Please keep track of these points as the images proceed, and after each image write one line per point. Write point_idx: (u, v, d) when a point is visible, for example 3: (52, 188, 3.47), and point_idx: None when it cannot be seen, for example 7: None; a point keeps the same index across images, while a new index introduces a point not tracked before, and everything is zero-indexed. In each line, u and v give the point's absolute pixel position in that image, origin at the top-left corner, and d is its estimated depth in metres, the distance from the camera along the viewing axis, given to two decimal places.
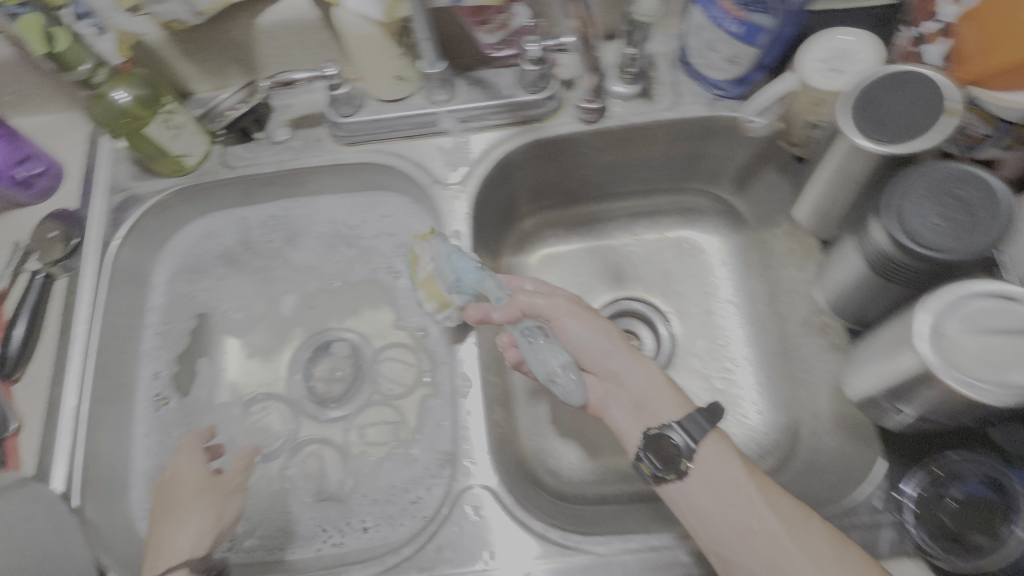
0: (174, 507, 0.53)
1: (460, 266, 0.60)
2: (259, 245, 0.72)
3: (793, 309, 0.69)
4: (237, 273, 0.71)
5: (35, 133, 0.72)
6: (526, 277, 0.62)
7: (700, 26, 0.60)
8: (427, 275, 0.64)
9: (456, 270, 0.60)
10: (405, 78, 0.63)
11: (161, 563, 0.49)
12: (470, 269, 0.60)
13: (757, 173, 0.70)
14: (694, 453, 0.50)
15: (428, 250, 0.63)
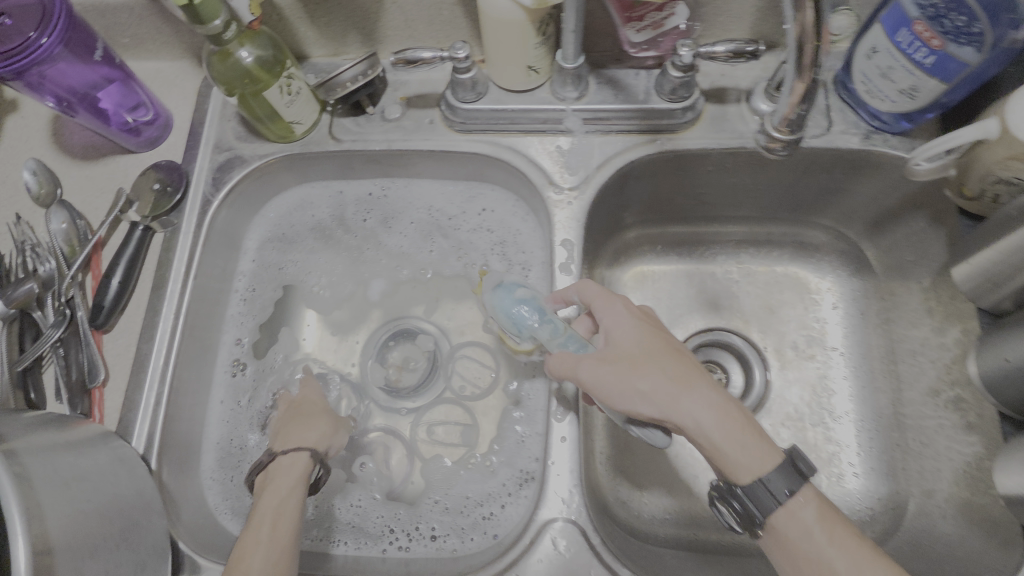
0: (304, 412, 0.58)
1: (513, 318, 0.55)
2: (352, 222, 0.69)
3: (920, 374, 0.63)
4: (327, 248, 0.69)
5: (146, 78, 0.70)
6: (570, 289, 0.54)
7: (878, 49, 0.53)
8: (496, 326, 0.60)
9: (510, 323, 0.56)
10: (537, 70, 0.59)
11: (290, 442, 0.54)
12: (522, 319, 0.55)
13: (901, 217, 0.63)
14: (766, 521, 0.44)
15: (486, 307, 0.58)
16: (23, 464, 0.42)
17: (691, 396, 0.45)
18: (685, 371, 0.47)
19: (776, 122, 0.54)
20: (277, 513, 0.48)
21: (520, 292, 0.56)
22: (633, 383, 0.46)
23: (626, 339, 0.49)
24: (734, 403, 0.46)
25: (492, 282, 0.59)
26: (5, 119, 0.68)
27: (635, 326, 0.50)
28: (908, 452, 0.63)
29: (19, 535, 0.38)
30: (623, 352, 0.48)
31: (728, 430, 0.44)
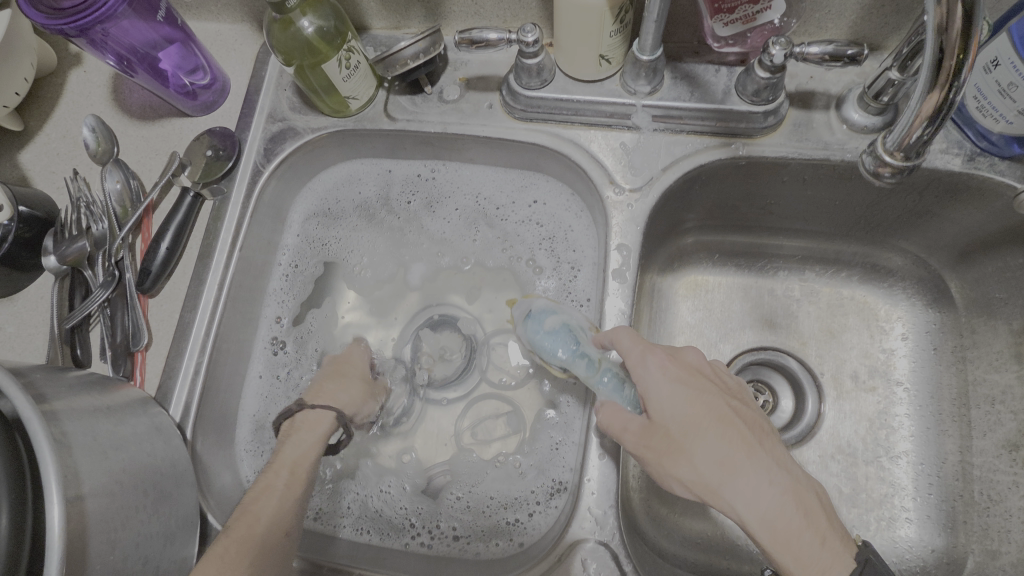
0: (340, 371, 0.58)
1: (550, 350, 0.53)
2: (399, 203, 0.67)
3: (998, 422, 0.58)
4: (372, 228, 0.67)
5: (205, 39, 0.69)
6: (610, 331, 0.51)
7: (1001, 62, 0.47)
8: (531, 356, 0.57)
9: (546, 356, 0.53)
10: (609, 59, 0.55)
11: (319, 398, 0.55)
12: (558, 354, 0.52)
13: (996, 250, 0.57)
14: None
15: (522, 336, 0.55)
16: (62, 429, 0.42)
17: (736, 492, 0.43)
18: (731, 461, 0.43)
19: (891, 145, 0.43)
20: (296, 462, 0.50)
21: (553, 323, 0.54)
22: (672, 467, 0.44)
23: (668, 410, 0.46)
24: (788, 503, 0.42)
25: (521, 311, 0.56)
26: (69, 73, 0.68)
27: (676, 396, 0.46)
28: (972, 505, 0.58)
29: (55, 504, 0.38)
30: (665, 429, 0.45)
31: (776, 533, 0.41)
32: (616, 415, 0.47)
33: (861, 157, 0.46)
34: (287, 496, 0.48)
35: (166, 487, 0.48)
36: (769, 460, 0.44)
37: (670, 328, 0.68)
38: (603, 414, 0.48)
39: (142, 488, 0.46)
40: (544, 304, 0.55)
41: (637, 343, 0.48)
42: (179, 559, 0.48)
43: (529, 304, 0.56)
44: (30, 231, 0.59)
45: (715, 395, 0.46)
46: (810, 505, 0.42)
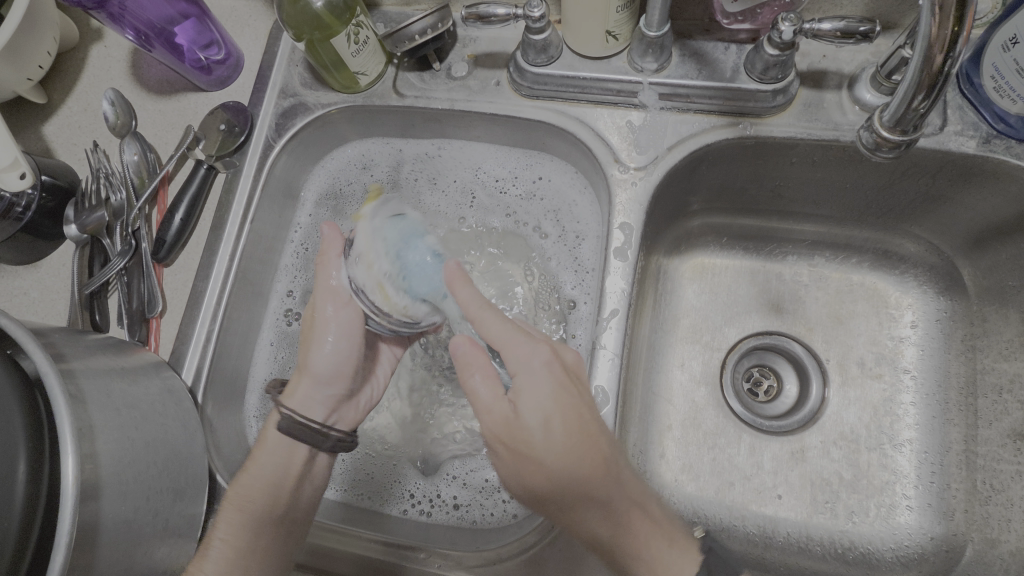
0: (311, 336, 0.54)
1: (415, 272, 0.47)
2: (407, 185, 0.68)
3: (1007, 410, 0.57)
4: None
5: (222, 16, 0.70)
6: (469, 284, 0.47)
7: (1020, 40, 0.47)
8: (378, 278, 0.46)
9: (406, 277, 0.46)
10: (616, 36, 0.54)
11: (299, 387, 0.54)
12: (423, 275, 0.47)
13: (1011, 236, 0.56)
14: None
15: (381, 244, 0.47)
16: (78, 386, 0.44)
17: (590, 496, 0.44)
18: (590, 469, 0.44)
19: (889, 119, 0.42)
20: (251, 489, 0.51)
21: (428, 241, 0.48)
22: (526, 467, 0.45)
23: (536, 411, 0.44)
24: (634, 516, 0.44)
25: (391, 210, 0.48)
26: (90, 48, 0.70)
27: (549, 403, 0.44)
28: (974, 494, 0.57)
29: (69, 454, 0.40)
30: (525, 432, 0.44)
31: (618, 540, 0.44)
32: (481, 396, 0.46)
33: (860, 133, 0.46)
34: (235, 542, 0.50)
35: (176, 445, 0.50)
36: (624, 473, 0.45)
37: (675, 310, 0.68)
38: (471, 383, 0.46)
39: (152, 444, 0.48)
40: (419, 217, 0.49)
41: (510, 331, 0.46)
42: (187, 514, 0.50)
43: (403, 209, 0.49)
44: (52, 200, 0.61)
45: (580, 399, 0.46)
46: (652, 520, 0.45)
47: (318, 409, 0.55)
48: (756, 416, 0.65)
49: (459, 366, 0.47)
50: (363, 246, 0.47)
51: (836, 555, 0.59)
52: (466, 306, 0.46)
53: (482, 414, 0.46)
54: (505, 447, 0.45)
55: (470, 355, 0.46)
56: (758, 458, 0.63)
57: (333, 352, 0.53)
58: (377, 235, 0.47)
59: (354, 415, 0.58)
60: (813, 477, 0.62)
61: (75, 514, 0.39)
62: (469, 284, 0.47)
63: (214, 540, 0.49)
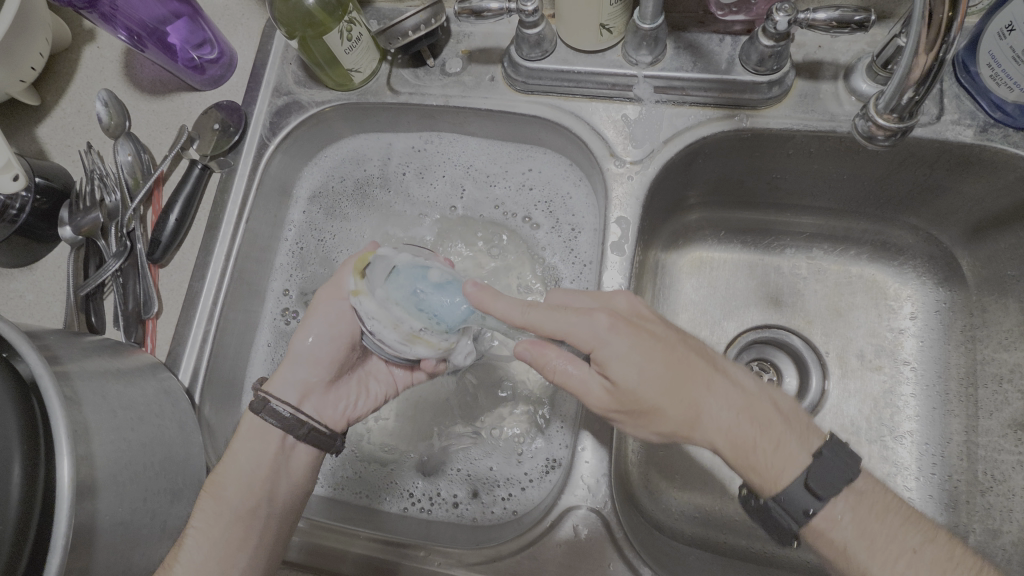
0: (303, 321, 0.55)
1: (439, 314, 0.47)
2: (396, 178, 0.68)
3: (1008, 400, 0.57)
4: (365, 210, 0.68)
5: (215, 14, 0.70)
6: (500, 298, 0.44)
7: (1016, 27, 0.46)
8: (411, 335, 0.47)
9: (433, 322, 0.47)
10: (611, 29, 0.54)
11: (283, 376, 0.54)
12: (452, 307, 0.47)
13: (1009, 226, 0.56)
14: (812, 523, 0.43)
15: (390, 307, 0.47)
16: (73, 388, 0.44)
17: (705, 428, 0.43)
18: (700, 395, 0.43)
19: (884, 106, 0.42)
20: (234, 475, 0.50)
21: (432, 274, 0.48)
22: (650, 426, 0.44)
23: (629, 375, 0.42)
24: (747, 415, 0.43)
25: (382, 269, 0.48)
26: (83, 49, 0.70)
27: (633, 362, 0.42)
28: (974, 485, 0.57)
29: (64, 455, 0.39)
30: (631, 399, 0.43)
31: (745, 451, 0.43)
32: (575, 379, 0.44)
33: (854, 122, 0.45)
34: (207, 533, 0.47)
35: (173, 446, 0.50)
36: (723, 380, 0.44)
37: (674, 305, 0.68)
38: (558, 374, 0.45)
39: (149, 445, 0.48)
40: (409, 257, 0.48)
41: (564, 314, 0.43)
42: (185, 515, 0.50)
43: (392, 261, 0.48)
44: (46, 202, 0.61)
45: (659, 336, 0.44)
46: (763, 412, 0.44)
47: (290, 391, 0.54)
48: None
49: (538, 363, 0.45)
50: (378, 319, 0.47)
51: None
52: (505, 317, 0.44)
53: (585, 398, 0.45)
54: (622, 417, 0.44)
55: (540, 350, 0.45)
56: None
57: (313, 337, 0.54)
58: (381, 303, 0.47)
59: (338, 418, 0.56)
60: None
61: (72, 515, 0.39)
62: (500, 296, 0.44)
63: (188, 534, 0.48)
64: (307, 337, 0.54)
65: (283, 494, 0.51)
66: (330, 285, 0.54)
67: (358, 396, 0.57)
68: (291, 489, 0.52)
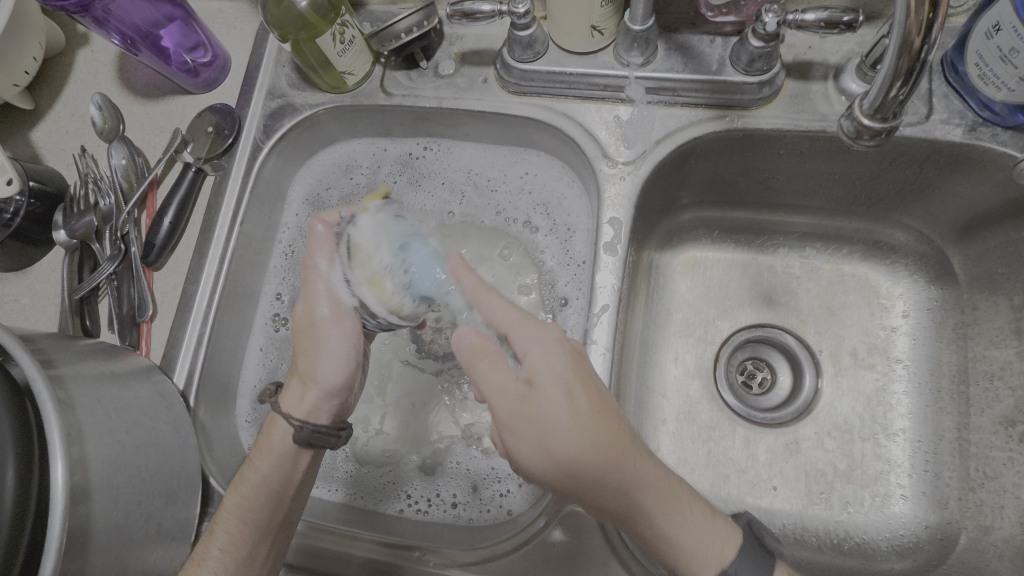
0: (306, 339, 0.52)
1: (411, 266, 0.48)
2: (385, 185, 0.68)
3: (998, 397, 0.57)
4: None
5: (208, 18, 0.70)
6: (472, 273, 0.49)
7: (1002, 27, 0.46)
8: (378, 272, 0.48)
9: (400, 268, 0.48)
10: (602, 30, 0.54)
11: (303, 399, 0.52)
12: (425, 271, 0.48)
13: (999, 224, 0.56)
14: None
15: (378, 240, 0.48)
16: (67, 391, 0.44)
17: (617, 479, 0.43)
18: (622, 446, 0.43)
19: (869, 107, 0.42)
20: (261, 481, 0.50)
21: (428, 242, 0.51)
22: (553, 455, 0.43)
23: (557, 397, 0.43)
24: (666, 487, 0.44)
25: (392, 211, 0.51)
26: (77, 53, 0.70)
27: (566, 383, 0.44)
28: (967, 482, 0.58)
29: (58, 459, 0.39)
30: (548, 420, 0.43)
31: (653, 514, 0.44)
32: (496, 381, 0.44)
33: (840, 122, 0.46)
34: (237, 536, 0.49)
35: (168, 448, 0.50)
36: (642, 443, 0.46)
37: (668, 305, 0.68)
38: (481, 371, 0.45)
39: (143, 447, 0.48)
40: (415, 220, 0.52)
41: (517, 314, 0.47)
42: (180, 517, 0.50)
43: (403, 213, 0.52)
44: (40, 206, 0.61)
45: (594, 377, 0.45)
46: (677, 490, 0.45)
47: (324, 413, 0.53)
48: (750, 408, 0.65)
49: (465, 357, 0.46)
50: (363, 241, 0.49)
51: (831, 546, 0.59)
52: (471, 290, 0.48)
53: (495, 403, 0.44)
54: (524, 434, 0.43)
55: (478, 344, 0.46)
56: (752, 450, 0.63)
57: (335, 361, 0.51)
58: (375, 234, 0.49)
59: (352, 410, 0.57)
60: (808, 469, 0.62)
61: (65, 517, 0.39)
62: (472, 273, 0.49)
63: (213, 547, 0.49)
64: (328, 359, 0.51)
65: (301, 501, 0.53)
66: (327, 298, 0.51)
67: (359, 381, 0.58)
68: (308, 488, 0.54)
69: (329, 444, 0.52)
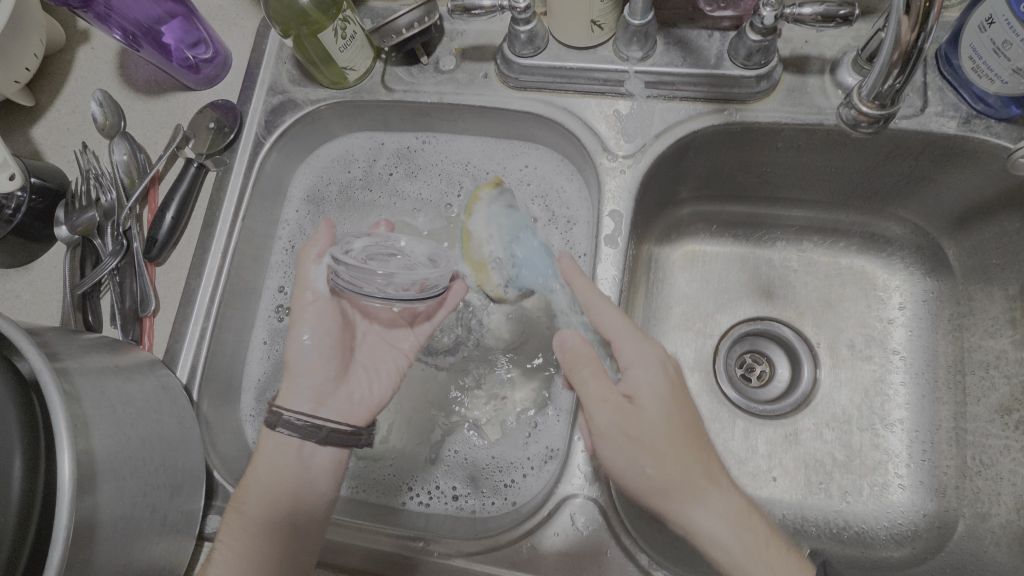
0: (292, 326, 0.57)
1: (514, 262, 0.60)
2: (385, 180, 0.69)
3: (993, 385, 0.58)
4: (360, 207, 0.68)
5: (209, 15, 0.70)
6: (577, 273, 0.52)
7: (995, 20, 0.47)
8: (485, 260, 0.60)
9: (506, 262, 0.60)
10: (602, 25, 0.55)
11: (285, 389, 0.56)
12: (530, 270, 0.61)
13: (993, 215, 0.57)
14: None
15: (490, 229, 0.61)
16: (73, 383, 0.44)
17: (704, 501, 0.46)
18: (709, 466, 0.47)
19: (867, 96, 0.44)
20: (264, 480, 0.52)
21: (536, 240, 0.62)
22: (651, 471, 0.46)
23: (657, 410, 0.47)
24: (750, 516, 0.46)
25: (505, 203, 0.62)
26: (77, 50, 0.70)
27: (665, 399, 0.48)
28: (964, 470, 0.58)
29: (65, 450, 0.40)
30: (648, 432, 0.47)
31: (743, 543, 0.45)
32: (601, 389, 0.47)
33: (840, 109, 0.48)
34: (241, 538, 0.50)
35: (172, 442, 0.50)
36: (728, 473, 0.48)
37: (667, 298, 0.69)
38: (582, 376, 0.48)
39: (148, 441, 0.48)
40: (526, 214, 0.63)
41: (623, 325, 0.50)
42: (184, 510, 0.51)
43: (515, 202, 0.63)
44: (42, 201, 0.61)
45: (688, 401, 0.49)
46: (760, 520, 0.47)
47: (303, 401, 0.56)
48: (750, 400, 0.66)
49: (570, 360, 0.49)
50: (480, 227, 0.61)
51: (830, 535, 0.60)
52: (581, 291, 0.52)
53: (595, 410, 0.47)
54: (625, 446, 0.46)
55: (581, 348, 0.49)
56: (752, 442, 0.64)
57: (308, 344, 0.56)
58: (489, 227, 0.61)
59: (361, 411, 0.58)
60: (807, 459, 0.63)
61: (72, 508, 0.39)
62: (582, 275, 0.53)
63: (217, 552, 0.50)
64: (301, 348, 0.56)
65: (306, 507, 0.52)
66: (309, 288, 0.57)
67: (366, 384, 0.59)
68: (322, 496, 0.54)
69: (315, 438, 0.54)
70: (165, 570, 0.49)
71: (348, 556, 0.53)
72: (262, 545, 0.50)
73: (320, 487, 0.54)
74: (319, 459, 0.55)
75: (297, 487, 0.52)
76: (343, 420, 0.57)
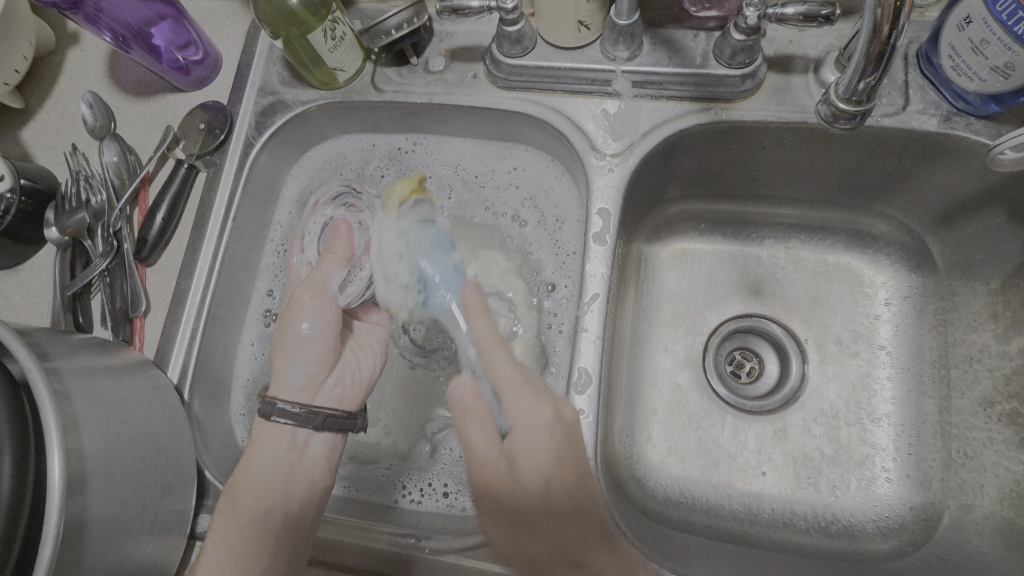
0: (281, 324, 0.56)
1: (420, 278, 0.55)
2: (374, 181, 0.69)
3: (977, 378, 0.59)
4: None
5: (199, 18, 0.70)
6: (480, 315, 0.52)
7: (973, 20, 0.48)
8: (388, 275, 0.54)
9: (408, 277, 0.54)
10: (588, 25, 0.56)
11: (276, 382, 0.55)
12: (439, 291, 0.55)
13: (975, 211, 0.58)
14: None
15: (399, 233, 0.54)
16: (63, 383, 0.44)
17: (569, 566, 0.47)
18: (585, 539, 0.47)
19: (844, 92, 0.45)
20: (254, 475, 0.52)
21: (450, 258, 0.56)
22: (517, 529, 0.47)
23: (533, 477, 0.47)
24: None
25: (420, 215, 0.56)
26: (66, 52, 0.70)
27: (542, 468, 0.47)
28: (949, 463, 0.59)
29: (55, 449, 0.40)
30: (517, 502, 0.47)
31: None
32: (480, 445, 0.49)
33: (818, 108, 0.48)
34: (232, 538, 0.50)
35: (162, 441, 0.51)
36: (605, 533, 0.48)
37: (657, 297, 0.70)
38: (466, 427, 0.49)
39: (138, 440, 0.48)
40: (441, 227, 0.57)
41: (514, 379, 0.49)
42: (174, 509, 0.51)
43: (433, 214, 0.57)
44: (32, 203, 0.61)
45: (577, 461, 0.48)
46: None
47: (297, 388, 0.55)
48: (740, 397, 0.66)
49: (458, 408, 0.50)
50: (387, 241, 0.54)
51: (819, 528, 0.60)
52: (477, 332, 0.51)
53: (476, 469, 0.48)
54: (494, 508, 0.47)
55: (467, 400, 0.50)
56: (742, 438, 0.64)
57: (308, 333, 0.56)
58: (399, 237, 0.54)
59: (355, 393, 0.58)
60: (796, 454, 0.63)
61: (62, 508, 0.39)
62: (483, 313, 0.52)
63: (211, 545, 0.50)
64: (302, 338, 0.55)
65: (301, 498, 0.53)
66: (309, 287, 0.56)
67: (355, 364, 0.59)
68: (319, 486, 0.54)
69: (308, 426, 0.54)
70: (155, 570, 0.50)
71: (354, 554, 0.53)
72: (254, 543, 0.50)
73: (317, 476, 0.54)
74: (316, 450, 0.55)
75: (291, 480, 0.53)
76: (337, 406, 0.56)
